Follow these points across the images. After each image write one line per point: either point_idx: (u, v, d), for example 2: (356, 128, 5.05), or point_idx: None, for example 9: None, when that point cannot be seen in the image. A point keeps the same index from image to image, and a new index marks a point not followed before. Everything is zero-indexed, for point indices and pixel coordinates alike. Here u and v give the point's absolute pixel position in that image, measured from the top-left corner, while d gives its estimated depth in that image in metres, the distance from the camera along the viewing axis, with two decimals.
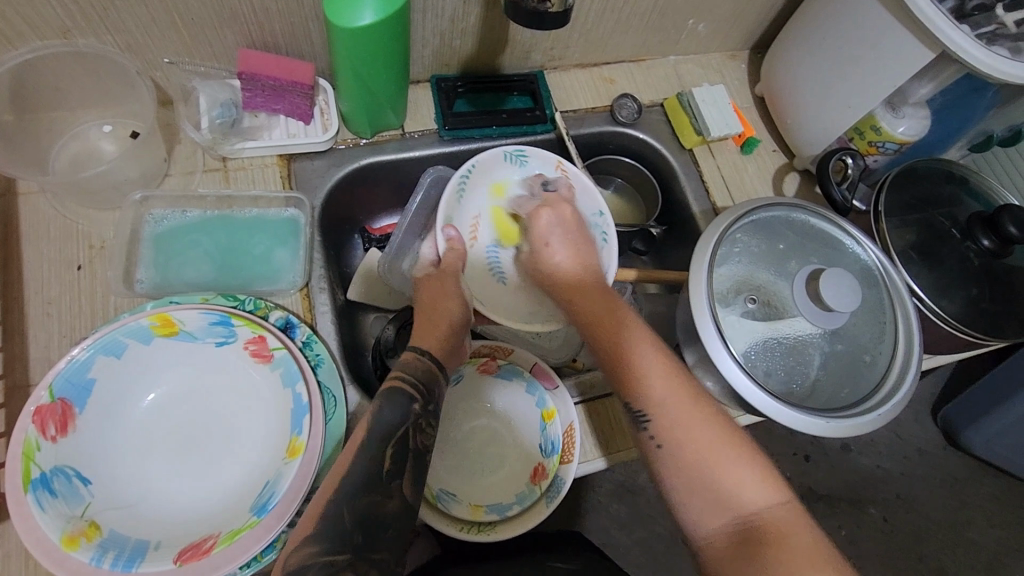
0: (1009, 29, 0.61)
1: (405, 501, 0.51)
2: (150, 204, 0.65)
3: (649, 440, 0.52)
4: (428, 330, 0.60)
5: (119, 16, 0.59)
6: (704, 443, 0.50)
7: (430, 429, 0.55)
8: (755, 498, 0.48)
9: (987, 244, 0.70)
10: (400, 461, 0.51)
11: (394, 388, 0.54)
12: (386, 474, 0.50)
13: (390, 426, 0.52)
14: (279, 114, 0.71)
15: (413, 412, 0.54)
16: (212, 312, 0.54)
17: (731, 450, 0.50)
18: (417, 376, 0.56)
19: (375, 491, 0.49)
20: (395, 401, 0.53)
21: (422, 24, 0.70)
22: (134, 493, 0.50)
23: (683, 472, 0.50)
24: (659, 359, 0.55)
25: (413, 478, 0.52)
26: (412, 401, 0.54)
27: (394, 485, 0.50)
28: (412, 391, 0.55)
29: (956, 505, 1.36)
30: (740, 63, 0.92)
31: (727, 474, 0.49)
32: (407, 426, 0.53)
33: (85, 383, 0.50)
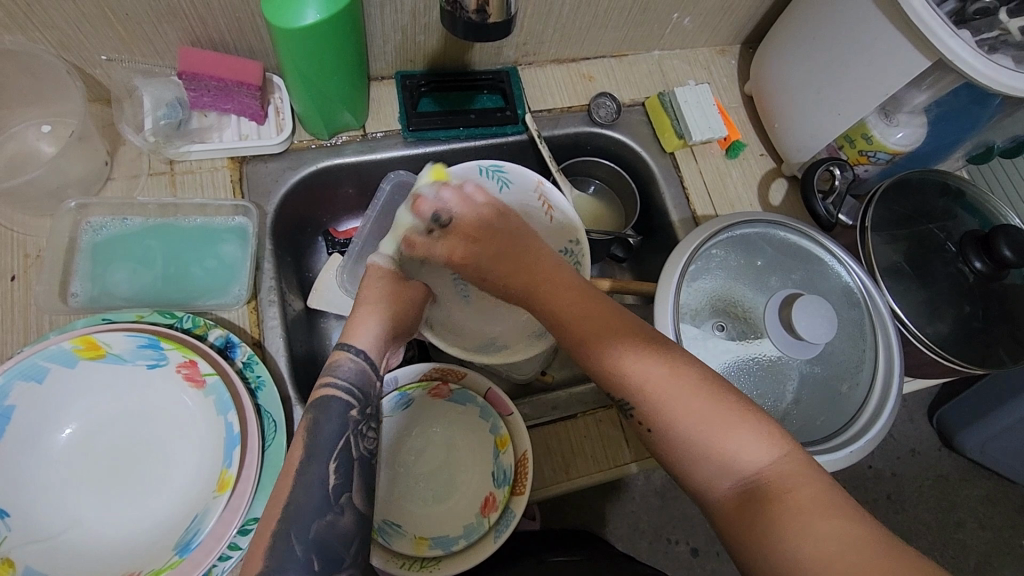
0: (1013, 37, 0.55)
1: (358, 513, 0.46)
2: (87, 212, 0.61)
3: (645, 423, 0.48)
4: (366, 327, 0.53)
5: (45, 12, 0.55)
6: (697, 409, 0.46)
7: (371, 433, 0.50)
8: (753, 455, 0.44)
9: (980, 266, 0.65)
10: (346, 472, 0.47)
11: (327, 396, 0.49)
12: (334, 490, 0.45)
13: (329, 440, 0.47)
14: (230, 113, 0.68)
15: (352, 419, 0.49)
16: (140, 334, 0.50)
17: (724, 410, 0.45)
18: (354, 381, 0.50)
19: (326, 511, 0.44)
20: (333, 409, 0.48)
21: (381, 19, 0.66)
22: (59, 524, 0.48)
23: (687, 446, 0.45)
24: (626, 330, 0.50)
25: (363, 488, 0.47)
26: (350, 406, 0.49)
27: (344, 500, 0.46)
28: (349, 396, 0.49)
29: (945, 506, 1.35)
30: (729, 59, 0.87)
31: (717, 434, 0.44)
32: (348, 434, 0.48)
33: (3, 411, 0.47)
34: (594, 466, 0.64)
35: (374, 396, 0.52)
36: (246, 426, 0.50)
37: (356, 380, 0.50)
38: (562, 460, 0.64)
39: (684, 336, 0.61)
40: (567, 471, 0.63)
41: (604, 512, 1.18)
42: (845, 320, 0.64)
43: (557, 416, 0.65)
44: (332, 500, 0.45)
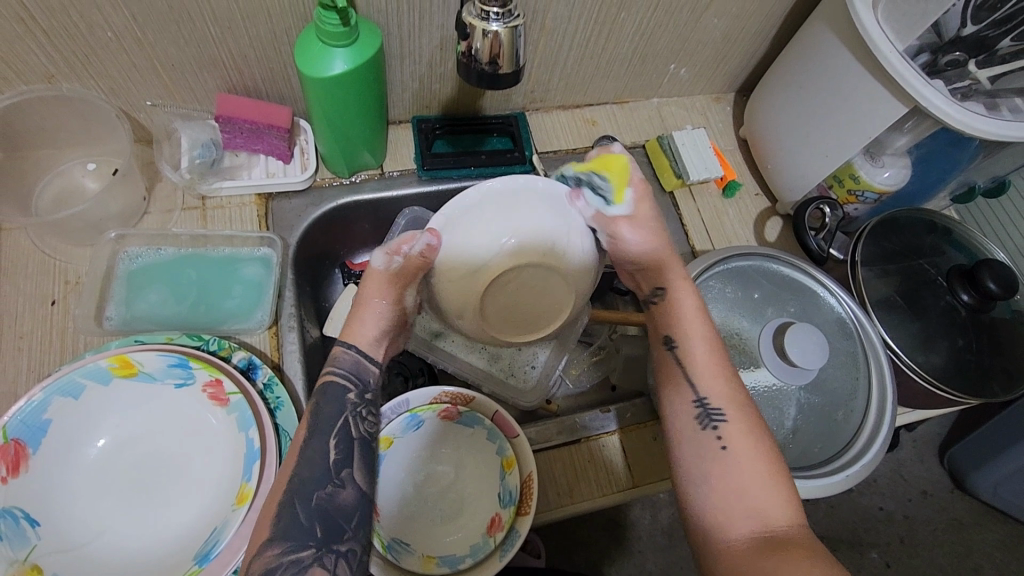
0: (983, 85, 0.61)
1: (359, 491, 0.49)
2: (125, 242, 0.66)
3: (713, 441, 0.52)
4: (363, 328, 0.56)
5: (101, 63, 0.61)
6: (755, 455, 0.50)
7: (372, 417, 0.53)
8: (782, 516, 0.47)
9: (967, 298, 0.68)
10: (346, 449, 0.50)
11: (326, 381, 0.53)
12: (335, 464, 0.49)
13: (330, 419, 0.51)
14: (259, 153, 0.73)
15: (350, 401, 0.52)
16: (171, 354, 0.54)
17: (774, 468, 0.50)
18: (352, 369, 0.54)
19: (326, 482, 0.48)
20: (333, 394, 0.52)
21: (401, 69, 0.72)
22: (86, 533, 0.51)
23: (734, 478, 0.49)
24: (733, 378, 0.55)
25: (364, 469, 0.51)
26: (349, 390, 0.53)
27: (344, 474, 0.49)
28: (346, 381, 0.53)
29: (962, 551, 1.33)
30: (725, 106, 0.93)
31: (762, 479, 0.49)
32: (347, 416, 0.52)
33: (40, 424, 0.51)
34: (597, 491, 0.65)
35: (372, 383, 0.55)
36: (265, 442, 0.53)
37: (353, 368, 0.54)
38: (565, 485, 0.65)
39: None
40: (570, 494, 0.65)
41: (611, 549, 1.18)
42: (837, 351, 0.66)
43: (561, 441, 0.67)
44: (333, 475, 0.48)
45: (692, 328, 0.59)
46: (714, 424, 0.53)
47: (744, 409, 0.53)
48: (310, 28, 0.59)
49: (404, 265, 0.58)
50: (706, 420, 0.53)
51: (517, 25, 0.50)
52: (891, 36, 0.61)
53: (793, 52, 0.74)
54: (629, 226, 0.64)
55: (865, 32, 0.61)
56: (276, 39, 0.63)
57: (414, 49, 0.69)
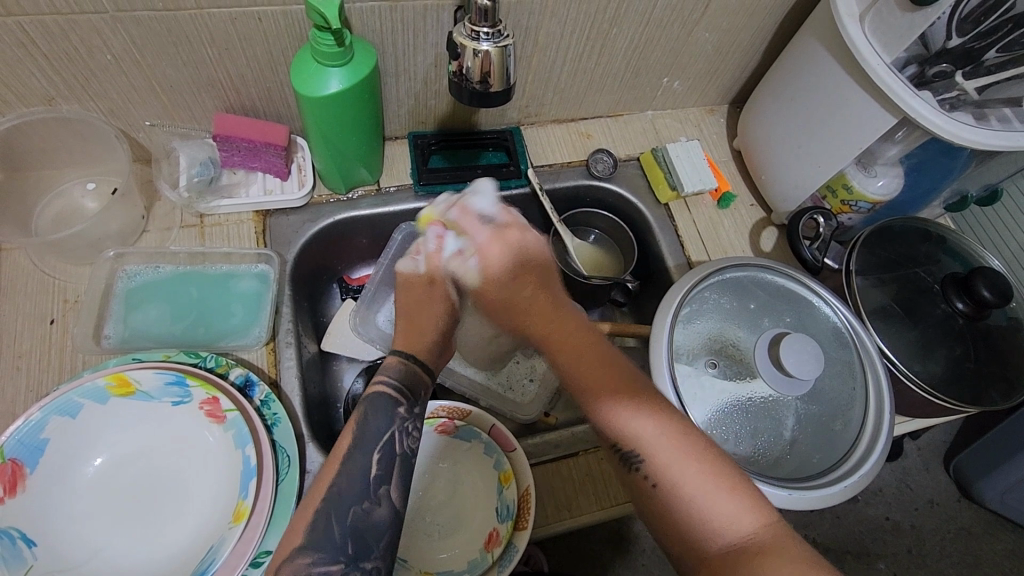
0: (970, 96, 0.61)
1: (395, 509, 0.47)
2: (124, 261, 0.67)
3: (641, 477, 0.49)
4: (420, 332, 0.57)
5: (100, 84, 0.62)
6: (689, 471, 0.48)
7: (416, 433, 0.52)
8: (743, 523, 0.45)
9: (962, 306, 0.68)
10: (389, 466, 0.48)
11: (377, 393, 0.51)
12: (374, 480, 0.47)
13: (377, 432, 0.49)
14: (257, 171, 0.74)
15: (399, 416, 0.51)
16: (168, 372, 0.55)
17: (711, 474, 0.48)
18: (401, 380, 0.52)
19: (364, 499, 0.46)
20: (383, 407, 0.50)
21: (396, 86, 0.73)
22: (83, 553, 0.51)
23: (683, 506, 0.47)
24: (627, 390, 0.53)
25: (402, 487, 0.49)
26: (397, 402, 0.51)
27: (383, 492, 0.47)
28: (401, 396, 0.52)
29: (971, 561, 1.31)
30: (718, 117, 0.93)
31: (705, 493, 0.47)
32: (394, 431, 0.50)
33: (37, 443, 0.51)
34: (596, 503, 0.65)
35: (422, 396, 0.53)
36: (262, 459, 0.53)
37: (405, 380, 0.53)
38: (565, 497, 0.65)
39: (679, 374, 0.64)
40: (569, 508, 0.65)
41: (614, 562, 1.17)
42: (835, 360, 0.66)
43: (559, 454, 0.67)
44: (371, 490, 0.47)
45: (568, 359, 0.56)
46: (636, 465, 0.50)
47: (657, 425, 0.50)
48: (305, 49, 0.59)
49: (427, 266, 0.61)
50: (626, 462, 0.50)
51: (506, 45, 0.50)
52: (878, 48, 0.62)
53: (785, 64, 0.75)
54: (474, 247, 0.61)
55: (852, 45, 0.62)
56: (273, 59, 0.64)
57: (410, 66, 0.70)
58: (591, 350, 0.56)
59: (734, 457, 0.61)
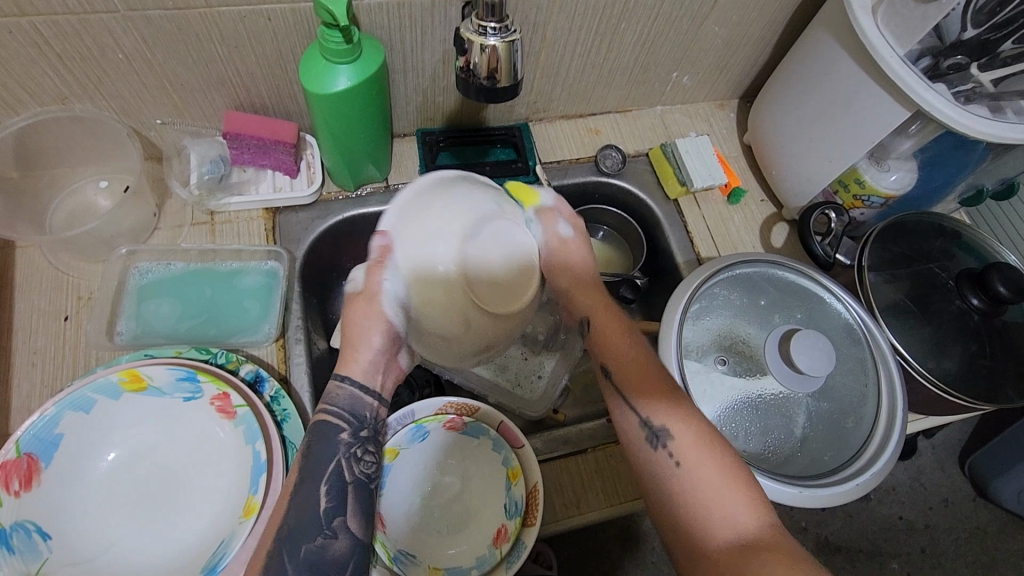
0: (986, 88, 0.60)
1: (352, 538, 0.48)
2: (136, 258, 0.67)
3: (666, 459, 0.49)
4: (361, 357, 0.53)
5: (111, 83, 0.62)
6: (709, 463, 0.48)
7: (368, 457, 0.51)
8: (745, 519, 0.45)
9: (976, 302, 0.67)
10: (338, 496, 0.48)
11: (320, 422, 0.51)
12: (324, 513, 0.47)
13: (320, 464, 0.49)
14: (266, 168, 0.74)
15: (343, 442, 0.50)
16: (180, 368, 0.55)
17: (726, 470, 0.47)
18: (347, 407, 0.51)
19: (317, 534, 0.46)
20: (324, 433, 0.50)
21: (404, 83, 0.73)
22: (95, 547, 0.52)
23: (689, 493, 0.47)
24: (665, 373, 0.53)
25: (358, 514, 0.49)
26: (342, 430, 0.50)
27: (336, 523, 0.47)
28: (339, 420, 0.51)
29: (986, 561, 1.29)
30: (729, 112, 0.93)
31: (717, 487, 0.46)
32: (341, 459, 0.50)
33: (52, 438, 0.52)
34: (604, 501, 0.65)
35: (370, 419, 0.53)
36: (272, 455, 0.54)
37: (349, 405, 0.52)
38: (574, 495, 0.65)
39: (688, 371, 0.63)
40: (577, 505, 0.64)
41: (624, 561, 1.17)
42: (846, 357, 0.66)
43: (568, 450, 0.67)
44: (324, 523, 0.47)
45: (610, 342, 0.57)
46: (663, 444, 0.50)
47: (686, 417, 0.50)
48: (314, 46, 0.60)
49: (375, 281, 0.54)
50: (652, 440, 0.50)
51: (514, 40, 0.50)
52: (891, 41, 0.61)
53: (796, 57, 0.74)
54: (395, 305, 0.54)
55: (865, 38, 0.61)
56: (282, 57, 0.64)
57: (418, 63, 0.70)
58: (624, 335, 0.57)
59: (744, 454, 0.61)
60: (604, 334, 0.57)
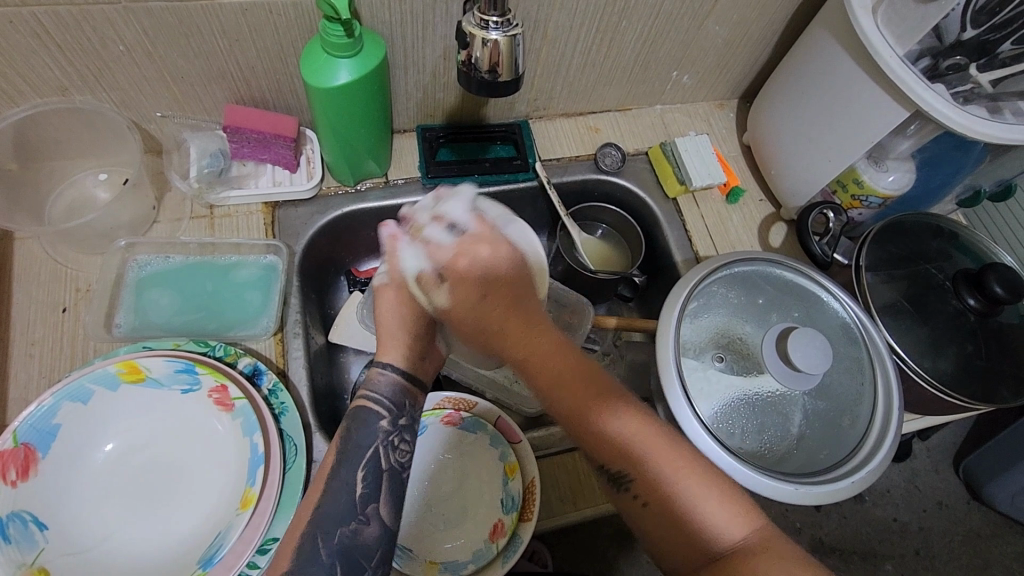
0: (984, 89, 0.60)
1: (384, 526, 0.48)
2: (135, 250, 0.67)
3: (630, 499, 0.48)
4: (397, 341, 0.55)
5: (113, 75, 0.62)
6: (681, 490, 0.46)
7: (404, 446, 0.52)
8: (726, 531, 0.45)
9: (974, 303, 0.67)
10: (374, 483, 0.49)
11: (361, 409, 0.52)
12: (360, 499, 0.48)
13: (358, 451, 0.50)
14: (266, 162, 0.74)
15: (382, 430, 0.51)
16: (178, 360, 0.55)
17: (695, 485, 0.47)
18: (388, 395, 0.53)
19: (351, 519, 0.47)
20: (365, 421, 0.51)
21: (405, 79, 0.73)
22: (93, 537, 0.52)
23: (669, 531, 0.46)
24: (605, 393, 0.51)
25: (391, 502, 0.49)
26: (382, 417, 0.52)
27: (370, 510, 0.48)
28: (378, 407, 0.52)
29: (979, 563, 1.30)
30: (728, 112, 0.93)
31: (692, 506, 0.46)
32: (378, 446, 0.51)
33: (49, 429, 0.52)
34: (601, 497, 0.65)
35: (410, 407, 0.54)
36: (270, 447, 0.54)
37: (392, 394, 0.53)
38: (570, 491, 0.65)
39: (686, 368, 0.63)
40: (573, 501, 0.65)
41: (619, 560, 1.17)
42: (843, 356, 0.66)
43: (565, 446, 0.67)
44: (358, 510, 0.48)
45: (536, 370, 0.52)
46: (625, 485, 0.48)
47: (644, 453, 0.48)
48: (315, 39, 0.60)
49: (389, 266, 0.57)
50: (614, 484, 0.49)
51: (515, 35, 0.50)
52: (890, 41, 0.61)
53: (795, 57, 0.75)
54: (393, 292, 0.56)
55: (864, 37, 0.61)
56: (283, 51, 0.64)
57: (419, 59, 0.70)
58: (554, 352, 0.53)
59: (740, 451, 0.61)
60: (540, 366, 0.52)
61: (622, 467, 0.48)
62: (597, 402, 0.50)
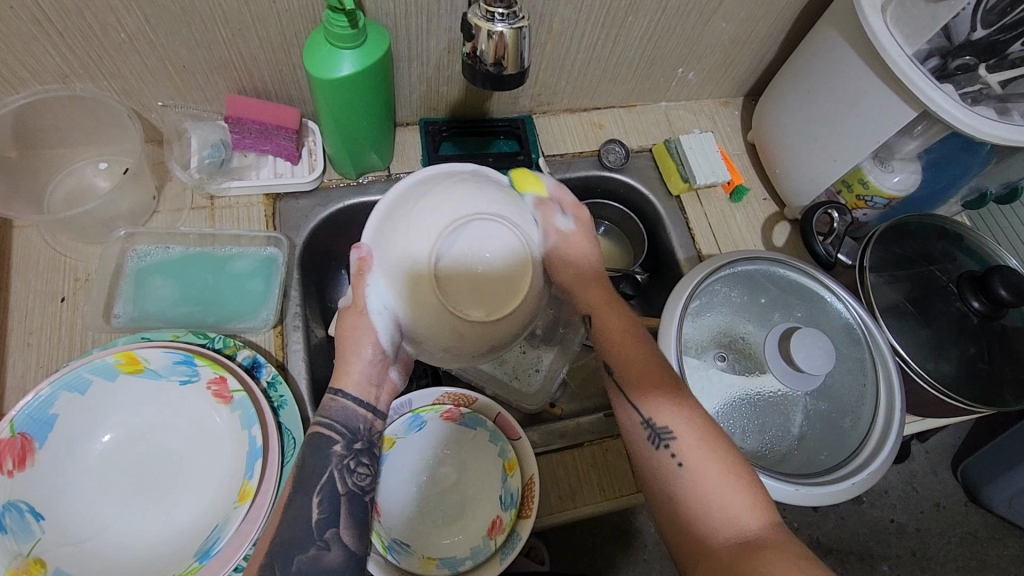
0: (993, 90, 0.60)
1: (347, 550, 0.47)
2: (134, 240, 0.67)
3: (669, 457, 0.49)
4: (353, 368, 0.52)
5: (114, 64, 0.62)
6: (715, 464, 0.47)
7: (362, 469, 0.51)
8: (749, 518, 0.45)
9: (977, 305, 0.67)
10: (332, 506, 0.48)
11: (316, 434, 0.50)
12: (317, 524, 0.47)
13: (314, 475, 0.49)
14: (267, 154, 0.74)
15: (336, 454, 0.50)
16: (176, 351, 0.55)
17: (729, 469, 0.47)
18: (342, 420, 0.51)
19: (310, 545, 0.46)
20: (319, 447, 0.50)
21: (409, 71, 0.72)
22: (89, 529, 0.51)
23: (693, 496, 0.47)
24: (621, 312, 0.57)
25: (352, 526, 0.48)
26: (335, 443, 0.50)
27: (330, 535, 0.47)
28: (333, 432, 0.51)
29: (976, 566, 1.30)
30: (734, 110, 0.92)
31: (722, 485, 0.46)
32: (334, 470, 0.50)
33: (47, 419, 0.51)
34: (600, 494, 0.65)
35: (366, 432, 0.52)
36: (268, 441, 0.54)
37: (344, 418, 0.51)
38: (570, 488, 0.65)
39: (687, 367, 0.63)
40: (572, 498, 0.64)
41: (616, 558, 1.17)
42: (845, 357, 0.66)
43: (565, 443, 0.67)
44: (317, 535, 0.47)
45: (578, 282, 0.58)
46: (665, 443, 0.49)
47: (690, 416, 0.50)
48: (319, 31, 0.59)
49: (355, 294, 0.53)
50: (657, 440, 0.50)
51: (521, 27, 0.50)
52: (900, 39, 0.60)
53: (803, 55, 0.74)
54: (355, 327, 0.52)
55: (873, 35, 0.60)
56: (286, 41, 0.64)
57: (423, 51, 0.69)
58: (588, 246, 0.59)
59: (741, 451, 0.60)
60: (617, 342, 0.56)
61: (670, 427, 0.50)
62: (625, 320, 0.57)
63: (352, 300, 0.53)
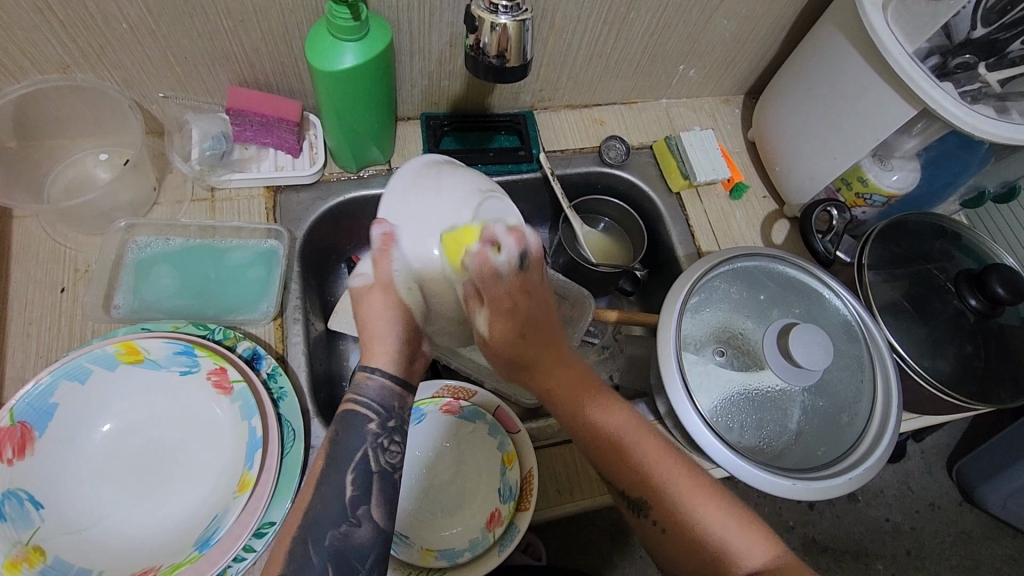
0: (993, 89, 0.61)
1: (377, 526, 0.47)
2: (135, 232, 0.67)
3: (653, 526, 0.51)
4: (380, 345, 0.54)
5: (116, 54, 0.62)
6: (700, 515, 0.49)
7: (395, 447, 0.50)
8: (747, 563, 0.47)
9: (975, 303, 0.67)
10: (364, 485, 0.47)
11: (350, 411, 0.50)
12: (350, 502, 0.47)
13: (342, 456, 0.48)
14: (269, 147, 0.74)
15: (371, 432, 0.49)
16: (176, 341, 0.55)
17: (716, 513, 0.49)
18: (377, 399, 0.51)
19: (342, 521, 0.46)
20: (354, 424, 0.49)
21: (410, 66, 0.72)
22: (88, 518, 0.51)
23: (688, 552, 0.49)
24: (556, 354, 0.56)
25: (383, 504, 0.48)
26: (370, 420, 0.50)
27: (361, 511, 0.46)
28: (366, 410, 0.50)
29: (970, 565, 1.31)
30: (733, 108, 0.93)
31: (711, 535, 0.48)
32: (367, 449, 0.49)
33: (46, 408, 0.51)
34: (598, 488, 0.65)
35: (399, 410, 0.52)
36: (267, 431, 0.54)
37: (379, 396, 0.51)
38: (569, 480, 0.65)
39: (685, 362, 0.63)
40: (571, 492, 0.64)
41: (613, 555, 1.17)
42: (843, 353, 0.66)
43: (563, 437, 0.67)
44: (348, 512, 0.46)
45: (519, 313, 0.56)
46: (646, 513, 0.51)
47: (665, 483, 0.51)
48: (321, 23, 0.59)
49: (376, 270, 0.56)
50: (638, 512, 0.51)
51: (524, 20, 0.50)
52: (900, 38, 0.60)
53: (803, 54, 0.74)
54: (380, 295, 0.55)
55: (874, 34, 0.61)
56: (288, 33, 0.64)
57: (424, 45, 0.69)
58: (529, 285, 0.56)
59: (739, 446, 0.61)
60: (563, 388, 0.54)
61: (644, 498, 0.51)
62: (565, 369, 0.55)
63: (374, 276, 0.56)
